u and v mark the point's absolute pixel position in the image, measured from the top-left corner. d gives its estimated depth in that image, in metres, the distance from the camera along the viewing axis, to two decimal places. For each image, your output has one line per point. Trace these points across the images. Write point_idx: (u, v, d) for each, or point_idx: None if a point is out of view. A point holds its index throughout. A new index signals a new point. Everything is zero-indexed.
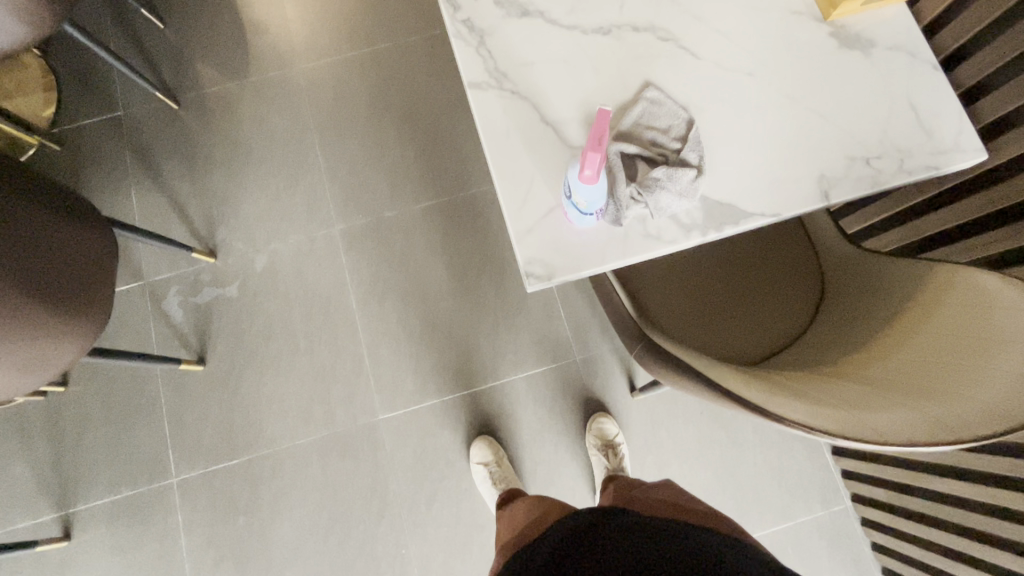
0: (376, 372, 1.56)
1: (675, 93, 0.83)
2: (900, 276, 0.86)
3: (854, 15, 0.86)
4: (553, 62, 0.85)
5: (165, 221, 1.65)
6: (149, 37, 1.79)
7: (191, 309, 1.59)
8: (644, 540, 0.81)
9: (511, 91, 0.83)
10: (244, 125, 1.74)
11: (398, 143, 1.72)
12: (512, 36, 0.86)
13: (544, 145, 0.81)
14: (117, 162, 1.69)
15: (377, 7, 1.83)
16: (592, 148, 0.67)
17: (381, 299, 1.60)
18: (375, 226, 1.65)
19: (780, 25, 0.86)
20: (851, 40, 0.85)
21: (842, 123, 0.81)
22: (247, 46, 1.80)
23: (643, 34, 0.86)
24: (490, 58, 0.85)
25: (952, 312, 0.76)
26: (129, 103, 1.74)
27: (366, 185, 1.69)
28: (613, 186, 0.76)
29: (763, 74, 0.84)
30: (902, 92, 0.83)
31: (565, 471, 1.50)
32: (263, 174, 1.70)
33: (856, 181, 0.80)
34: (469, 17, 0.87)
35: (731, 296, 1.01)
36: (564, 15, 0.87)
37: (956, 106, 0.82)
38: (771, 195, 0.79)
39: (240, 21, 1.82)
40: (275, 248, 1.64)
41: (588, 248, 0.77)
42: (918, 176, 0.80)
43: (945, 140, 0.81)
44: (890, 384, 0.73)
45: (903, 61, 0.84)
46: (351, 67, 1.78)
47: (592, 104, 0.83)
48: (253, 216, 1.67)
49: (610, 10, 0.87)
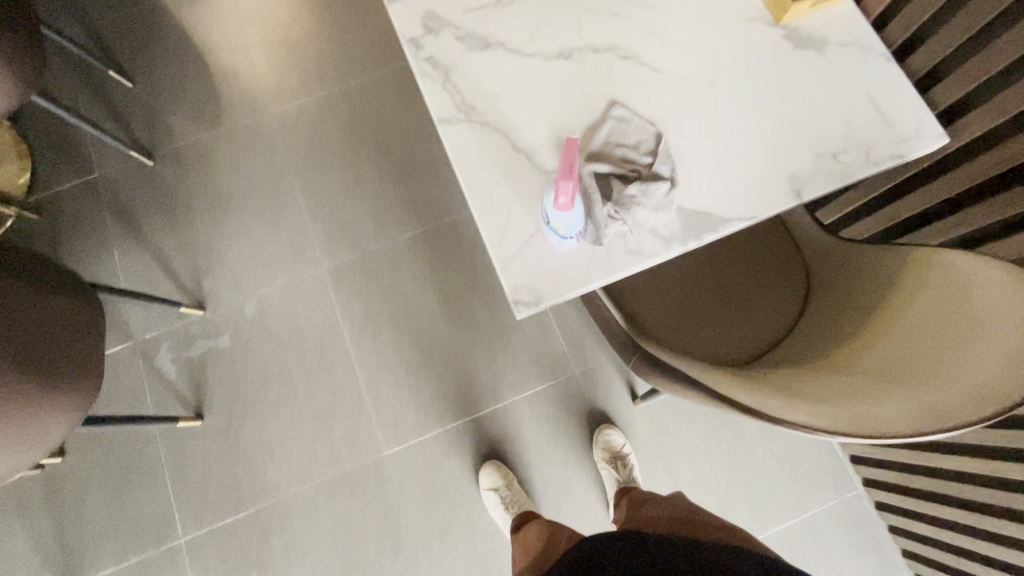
0: (377, 407, 1.54)
1: (641, 109, 0.85)
2: (881, 264, 0.87)
3: (804, 16, 0.89)
4: (519, 89, 0.86)
5: (150, 278, 1.64)
6: (119, 96, 1.80)
7: (184, 363, 1.57)
8: (677, 559, 0.80)
9: (481, 123, 0.85)
10: (221, 173, 1.74)
11: (376, 176, 1.73)
12: (476, 69, 0.87)
13: (519, 173, 0.82)
14: (96, 223, 1.68)
15: (343, 46, 1.86)
16: (564, 176, 0.68)
17: (374, 333, 1.60)
18: (361, 261, 1.65)
19: (735, 33, 0.88)
20: (804, 41, 0.88)
21: (806, 121, 0.83)
22: (217, 96, 1.81)
23: (603, 54, 0.88)
24: (456, 91, 0.86)
25: (932, 295, 0.78)
26: (104, 163, 1.74)
27: (349, 220, 1.69)
28: (589, 208, 0.77)
29: (724, 81, 0.86)
30: (859, 86, 0.85)
31: (576, 487, 1.49)
32: (245, 221, 1.70)
33: (826, 177, 0.81)
34: (432, 54, 0.88)
35: (719, 297, 1.02)
36: (524, 43, 0.88)
37: (913, 94, 0.85)
38: (745, 199, 0.80)
39: (207, 72, 1.84)
40: (263, 293, 1.63)
41: (573, 270, 0.78)
42: (885, 165, 0.82)
43: (906, 129, 0.83)
44: (882, 374, 0.74)
45: (857, 56, 0.87)
46: (323, 106, 1.80)
47: (561, 127, 0.84)
48: (239, 263, 1.66)
49: (569, 34, 0.89)
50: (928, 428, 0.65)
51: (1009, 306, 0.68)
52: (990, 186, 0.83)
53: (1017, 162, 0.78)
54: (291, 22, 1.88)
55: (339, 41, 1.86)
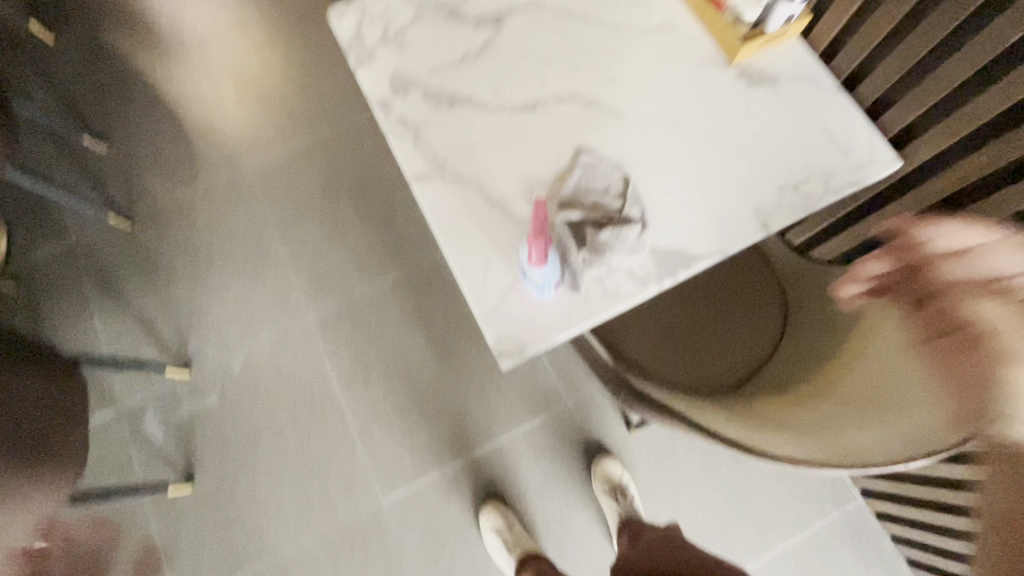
0: (372, 456, 1.53)
1: (607, 154, 0.88)
2: None
3: (754, 55, 0.93)
4: (488, 143, 0.89)
5: (133, 342, 1.62)
6: (94, 161, 1.81)
7: (172, 427, 1.54)
8: None
9: (453, 178, 0.87)
10: (201, 230, 1.75)
11: (356, 222, 1.74)
12: (445, 126, 0.90)
13: (494, 225, 0.84)
14: (76, 290, 1.67)
15: (316, 96, 1.89)
16: (535, 237, 0.72)
17: (364, 380, 1.59)
18: (346, 308, 1.65)
19: (691, 75, 0.92)
20: (757, 79, 0.92)
21: (765, 155, 0.87)
22: (193, 154, 1.83)
23: (567, 103, 0.91)
24: (427, 148, 0.88)
25: (904, 316, 0.80)
26: (82, 229, 1.73)
27: (332, 269, 1.70)
28: (565, 256, 0.79)
29: (685, 122, 0.89)
30: (812, 118, 0.89)
31: (579, 521, 1.48)
32: (227, 276, 1.70)
33: (789, 208, 0.84)
34: (402, 114, 0.91)
35: (702, 326, 1.03)
36: (490, 98, 0.91)
37: (864, 121, 0.89)
38: (714, 235, 0.83)
39: (182, 131, 1.85)
40: (250, 349, 1.62)
41: (553, 317, 0.79)
42: (845, 192, 0.86)
43: (860, 156, 0.87)
44: (864, 399, 0.76)
45: (807, 90, 0.91)
46: (300, 157, 1.82)
47: (532, 177, 0.87)
48: (223, 319, 1.65)
49: (532, 86, 0.92)
50: (915, 453, 0.67)
51: None
52: (946, 204, 0.87)
53: (968, 182, 0.82)
54: (264, 77, 1.91)
55: (312, 93, 1.89)
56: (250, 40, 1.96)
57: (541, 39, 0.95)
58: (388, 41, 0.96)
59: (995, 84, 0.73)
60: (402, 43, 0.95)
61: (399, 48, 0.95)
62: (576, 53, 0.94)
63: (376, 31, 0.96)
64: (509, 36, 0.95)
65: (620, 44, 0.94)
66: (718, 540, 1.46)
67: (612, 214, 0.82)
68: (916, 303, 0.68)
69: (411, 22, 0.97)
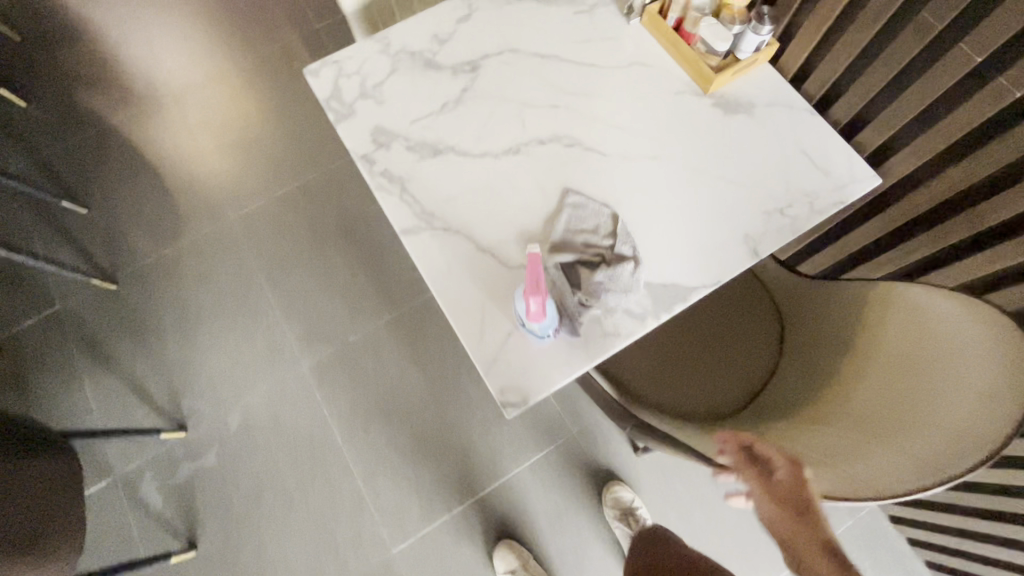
0: (379, 503, 1.50)
1: (593, 193, 0.88)
2: (843, 301, 0.93)
3: (728, 83, 0.95)
4: (475, 190, 0.89)
5: (124, 406, 1.58)
6: (75, 224, 1.79)
7: (171, 491, 1.50)
8: None
9: (443, 229, 0.87)
10: (188, 286, 1.72)
11: (345, 265, 1.73)
12: (430, 176, 0.90)
13: (488, 272, 0.84)
14: (63, 358, 1.63)
15: (296, 142, 1.89)
16: (532, 289, 0.72)
17: (365, 426, 1.57)
18: (342, 354, 1.64)
19: (668, 107, 0.94)
20: (734, 107, 0.93)
21: (748, 182, 0.88)
22: (175, 209, 1.81)
23: (549, 144, 0.92)
24: (415, 201, 0.88)
25: (901, 332, 0.81)
26: (65, 294, 1.70)
27: (324, 314, 1.68)
28: (561, 300, 0.79)
29: (666, 154, 0.90)
30: (790, 141, 0.91)
31: (594, 552, 1.46)
32: (218, 331, 1.67)
33: (778, 231, 0.85)
34: (386, 168, 0.91)
35: (701, 349, 1.04)
36: (472, 145, 0.92)
37: (841, 141, 0.91)
38: (706, 265, 0.83)
39: (162, 187, 1.84)
40: (246, 403, 1.59)
41: (555, 362, 0.79)
42: (829, 212, 0.87)
43: (839, 176, 0.89)
44: (871, 425, 0.77)
45: (783, 114, 0.93)
46: (284, 204, 1.81)
47: (522, 221, 0.87)
48: (216, 375, 1.62)
49: (514, 129, 0.93)
50: (916, 486, 0.68)
51: (979, 343, 0.71)
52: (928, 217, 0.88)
53: (947, 196, 0.83)
54: (242, 127, 1.91)
55: (291, 139, 1.89)
56: (226, 91, 1.97)
57: (519, 83, 0.96)
58: (367, 94, 0.96)
59: (968, 101, 0.75)
60: (381, 96, 0.96)
61: (378, 101, 0.95)
62: (554, 95, 0.95)
63: (354, 86, 0.97)
64: (486, 82, 0.96)
65: (597, 82, 0.96)
66: (736, 558, 1.44)
67: (605, 253, 0.82)
68: (756, 485, 0.73)
69: (389, 74, 0.97)
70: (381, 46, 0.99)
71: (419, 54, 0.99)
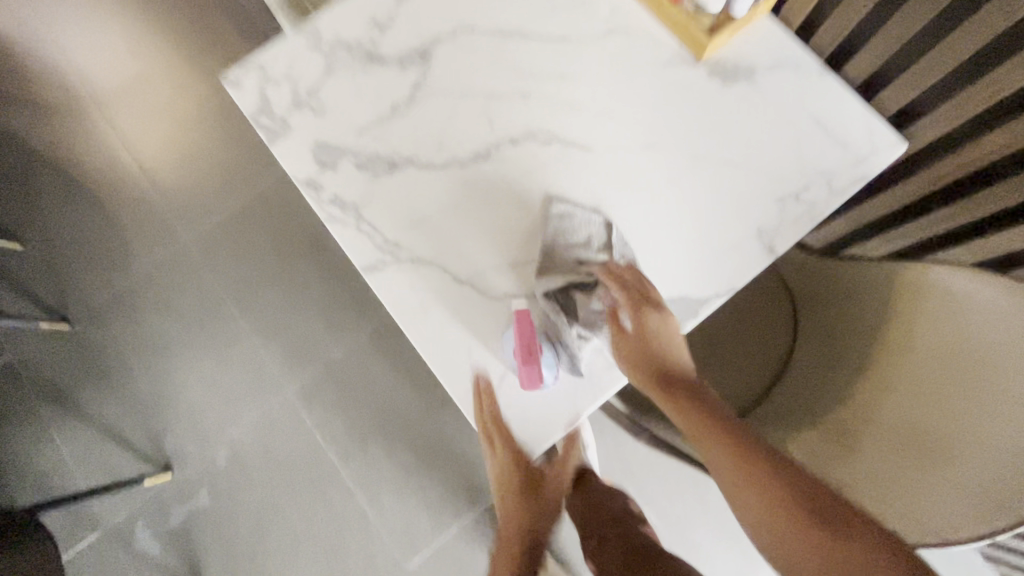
0: (386, 521, 1.44)
1: (580, 199, 0.76)
2: (866, 282, 0.84)
3: (724, 46, 0.81)
4: (443, 209, 0.76)
5: (102, 454, 1.48)
6: (13, 263, 1.62)
7: (167, 537, 1.43)
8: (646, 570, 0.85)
9: (411, 260, 0.74)
10: (150, 317, 1.59)
11: (317, 275, 1.60)
12: (389, 197, 0.77)
13: (469, 307, 0.73)
14: (26, 411, 1.52)
15: (241, 142, 1.70)
16: (523, 360, 0.67)
17: (361, 444, 1.49)
18: (326, 372, 1.53)
19: (656, 83, 0.80)
20: (734, 76, 0.80)
21: (757, 167, 0.77)
22: (120, 233, 1.65)
23: (524, 143, 0.78)
24: (375, 230, 0.75)
25: (936, 334, 0.74)
26: (17, 342, 1.57)
27: (301, 331, 1.56)
28: (556, 333, 0.69)
29: (660, 142, 0.78)
30: (800, 110, 0.79)
31: None
32: (190, 362, 1.55)
33: (794, 222, 0.75)
34: (335, 193, 0.77)
35: (709, 344, 0.94)
36: (434, 154, 0.78)
37: (859, 105, 0.79)
38: (717, 271, 0.73)
39: (102, 210, 1.67)
40: (232, 435, 1.50)
41: (558, 405, 0.69)
42: (851, 191, 0.76)
43: (860, 146, 0.77)
44: (905, 448, 0.73)
45: (789, 77, 0.80)
46: (240, 215, 1.65)
47: (502, 240, 0.75)
48: (196, 410, 1.52)
49: (480, 130, 0.79)
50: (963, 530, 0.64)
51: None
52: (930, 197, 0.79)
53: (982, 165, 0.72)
54: (178, 132, 1.71)
55: (235, 140, 1.71)
56: (154, 90, 1.75)
57: (480, 72, 0.82)
58: (303, 103, 0.81)
59: (1011, 58, 0.62)
60: (320, 104, 0.81)
61: (317, 110, 0.80)
62: (523, 82, 0.81)
63: (285, 94, 0.81)
64: (442, 74, 0.81)
65: (571, 60, 0.81)
66: None
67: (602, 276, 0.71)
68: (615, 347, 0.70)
69: (325, 75, 0.82)
70: (312, 41, 0.83)
71: (358, 46, 0.83)
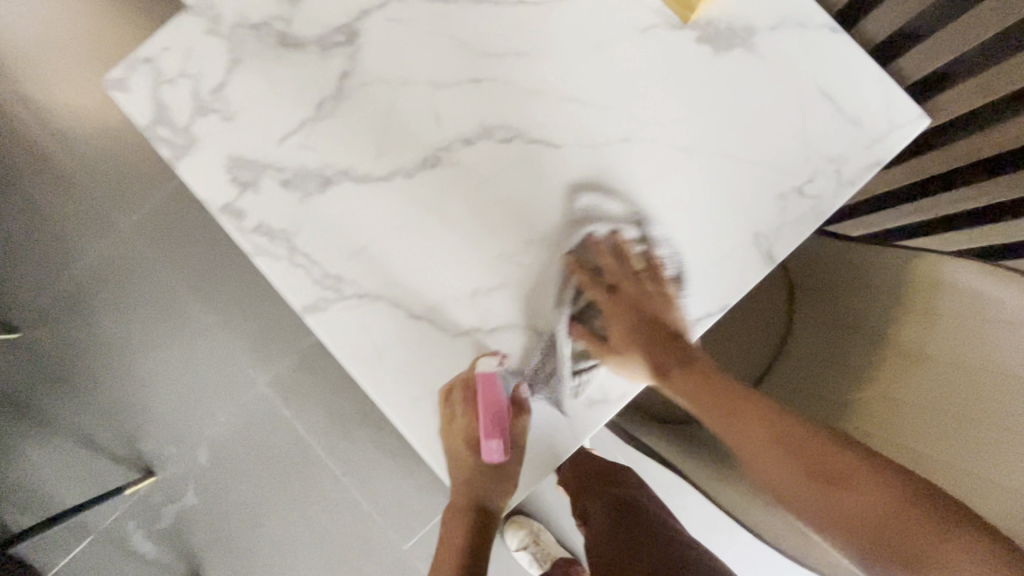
0: (379, 506, 1.43)
1: (551, 209, 0.65)
2: (872, 278, 0.78)
3: (716, 3, 0.66)
4: (390, 233, 0.65)
5: (79, 462, 1.44)
6: None
7: (160, 537, 1.42)
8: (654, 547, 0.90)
9: (357, 296, 0.64)
10: (103, 317, 1.48)
11: None
12: (323, 221, 0.65)
13: (429, 346, 0.64)
14: None
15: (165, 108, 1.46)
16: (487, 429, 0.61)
17: (345, 433, 1.44)
18: (301, 362, 1.45)
19: (634, 57, 0.66)
20: (728, 41, 0.66)
21: (755, 156, 0.65)
22: (50, 227, 1.48)
23: (479, 144, 0.65)
24: (312, 263, 0.65)
25: (949, 338, 0.70)
26: None
27: (268, 321, 1.46)
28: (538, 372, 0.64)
29: (640, 133, 0.66)
30: (805, 82, 0.66)
31: None
32: (154, 362, 1.47)
33: (797, 223, 0.65)
34: (261, 221, 0.65)
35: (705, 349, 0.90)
36: (373, 164, 0.65)
37: (876, 71, 0.66)
38: (708, 288, 0.64)
39: (25, 201, 1.49)
40: (211, 434, 1.45)
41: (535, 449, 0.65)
42: (862, 181, 0.65)
43: (875, 124, 0.65)
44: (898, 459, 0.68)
45: (793, 39, 0.66)
46: (182, 195, 1.47)
47: (462, 267, 0.65)
48: (169, 411, 1.46)
49: (426, 130, 0.66)
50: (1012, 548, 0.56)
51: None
52: (943, 179, 0.72)
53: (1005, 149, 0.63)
54: (85, 99, 1.45)
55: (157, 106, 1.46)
56: (48, 50, 1.46)
57: (421, 51, 0.66)
58: (207, 108, 0.66)
59: None
60: (229, 107, 0.66)
61: (226, 116, 0.66)
62: (473, 64, 0.66)
63: (184, 98, 0.66)
64: (375, 58, 0.66)
65: (531, 31, 0.67)
66: None
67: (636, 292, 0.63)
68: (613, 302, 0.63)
69: (231, 68, 0.66)
70: (208, 23, 0.67)
71: (266, 26, 0.67)
